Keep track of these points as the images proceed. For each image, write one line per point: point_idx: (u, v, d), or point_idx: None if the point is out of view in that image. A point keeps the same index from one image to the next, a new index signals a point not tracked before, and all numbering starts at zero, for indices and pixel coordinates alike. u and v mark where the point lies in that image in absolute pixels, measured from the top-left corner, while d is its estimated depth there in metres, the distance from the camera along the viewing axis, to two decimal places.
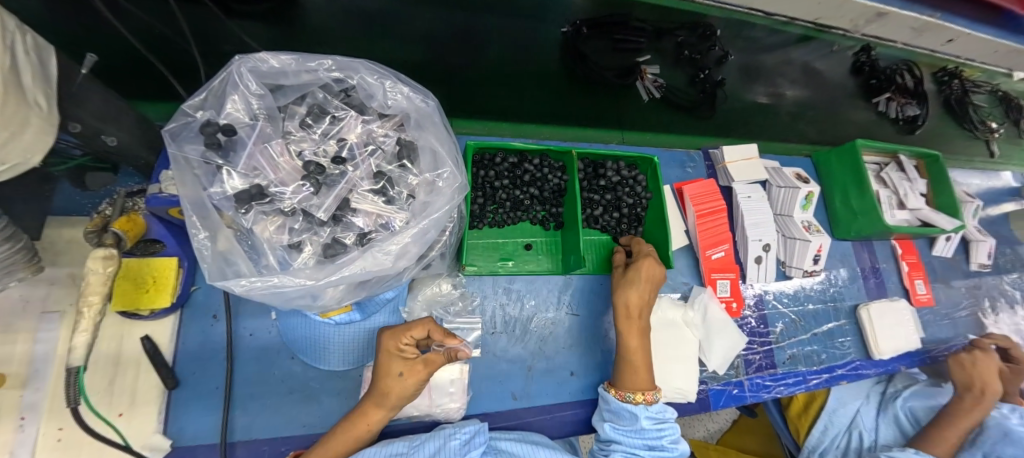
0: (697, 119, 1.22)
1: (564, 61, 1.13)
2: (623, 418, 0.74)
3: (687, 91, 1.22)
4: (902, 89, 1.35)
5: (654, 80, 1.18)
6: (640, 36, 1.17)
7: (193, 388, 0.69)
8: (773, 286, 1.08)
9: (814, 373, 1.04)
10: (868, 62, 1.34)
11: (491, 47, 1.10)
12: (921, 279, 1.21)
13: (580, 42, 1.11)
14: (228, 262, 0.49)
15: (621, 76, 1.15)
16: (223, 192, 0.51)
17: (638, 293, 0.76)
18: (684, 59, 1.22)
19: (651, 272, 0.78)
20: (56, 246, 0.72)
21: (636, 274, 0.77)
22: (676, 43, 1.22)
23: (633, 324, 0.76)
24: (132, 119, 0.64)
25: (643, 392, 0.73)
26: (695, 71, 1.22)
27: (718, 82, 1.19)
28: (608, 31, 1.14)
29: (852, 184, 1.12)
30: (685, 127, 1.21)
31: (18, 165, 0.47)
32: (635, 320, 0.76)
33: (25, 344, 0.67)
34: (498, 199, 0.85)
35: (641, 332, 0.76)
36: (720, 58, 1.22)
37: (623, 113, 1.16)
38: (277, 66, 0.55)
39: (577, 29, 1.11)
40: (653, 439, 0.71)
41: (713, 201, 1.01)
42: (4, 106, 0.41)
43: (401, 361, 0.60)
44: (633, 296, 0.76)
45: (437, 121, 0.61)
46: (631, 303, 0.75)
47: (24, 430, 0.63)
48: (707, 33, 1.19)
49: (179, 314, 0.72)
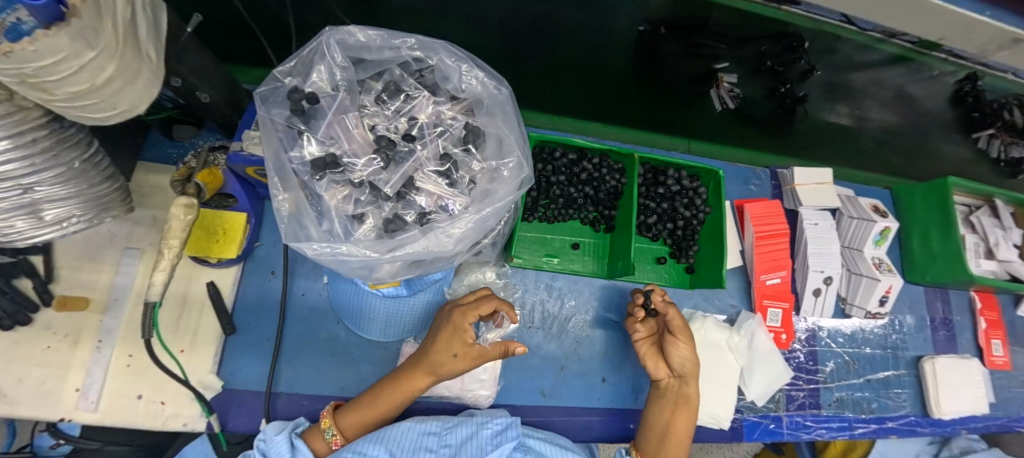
0: (767, 134, 1.25)
1: (637, 61, 1.10)
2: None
3: (762, 105, 1.21)
4: (1007, 127, 1.20)
5: (730, 89, 1.16)
6: (719, 42, 1.05)
7: (247, 337, 0.74)
8: (829, 323, 1.01)
9: (861, 421, 0.98)
10: (972, 92, 1.16)
11: (564, 36, 1.04)
12: (998, 339, 1.09)
13: (656, 43, 1.04)
14: (299, 225, 0.52)
15: (696, 82, 1.13)
16: (302, 158, 0.54)
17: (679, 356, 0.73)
18: (764, 70, 1.13)
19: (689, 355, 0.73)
20: (142, 188, 0.78)
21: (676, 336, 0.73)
22: (757, 52, 1.08)
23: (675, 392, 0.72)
24: (222, 79, 0.67)
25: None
26: (776, 84, 1.16)
27: (800, 99, 1.15)
28: (686, 34, 1.02)
29: (936, 225, 1.03)
30: (752, 141, 1.27)
31: (126, 112, 0.50)
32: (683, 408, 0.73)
33: (109, 274, 0.73)
34: (552, 194, 0.84)
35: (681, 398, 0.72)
36: (805, 73, 1.11)
37: (691, 123, 1.23)
38: (362, 40, 0.56)
39: (655, 28, 1.01)
40: None
41: (777, 224, 0.95)
42: (123, 55, 0.44)
43: (461, 345, 0.62)
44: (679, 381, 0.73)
45: (508, 110, 0.61)
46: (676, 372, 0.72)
47: (100, 352, 0.70)
48: (793, 45, 1.04)
49: (242, 266, 0.77)
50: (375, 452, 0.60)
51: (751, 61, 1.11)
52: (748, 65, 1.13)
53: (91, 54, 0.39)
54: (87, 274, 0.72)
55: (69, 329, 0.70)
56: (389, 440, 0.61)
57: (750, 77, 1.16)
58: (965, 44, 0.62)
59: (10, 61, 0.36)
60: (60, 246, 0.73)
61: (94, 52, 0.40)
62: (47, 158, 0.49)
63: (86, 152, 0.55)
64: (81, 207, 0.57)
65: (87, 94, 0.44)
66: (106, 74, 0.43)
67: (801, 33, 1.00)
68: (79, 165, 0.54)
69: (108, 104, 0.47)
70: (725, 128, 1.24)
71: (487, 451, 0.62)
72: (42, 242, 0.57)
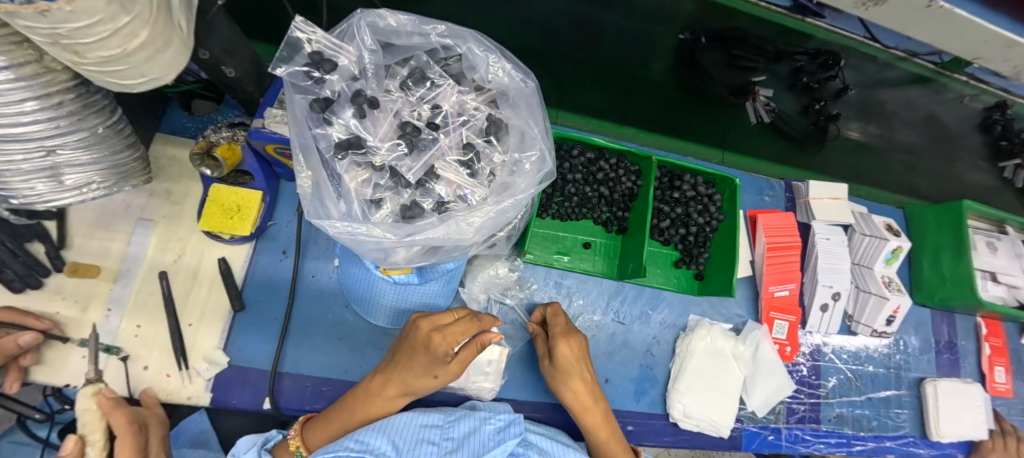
0: (799, 151, 1.24)
1: (677, 69, 1.14)
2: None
3: (798, 121, 1.22)
4: None
5: (766, 103, 1.17)
6: (758, 56, 1.10)
7: (254, 315, 0.74)
8: (834, 339, 1.01)
9: (860, 439, 0.98)
10: (1001, 121, 1.19)
11: (611, 37, 1.09)
12: (1002, 366, 1.09)
13: (696, 52, 1.08)
14: (321, 203, 0.52)
15: (734, 94, 1.14)
16: (326, 137, 0.54)
17: (579, 382, 0.69)
18: (800, 86, 1.17)
19: (579, 352, 0.70)
20: (159, 160, 0.77)
21: (567, 363, 0.69)
22: (793, 67, 1.14)
23: (592, 414, 0.69)
24: (247, 55, 0.67)
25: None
26: (810, 101, 1.19)
27: (833, 117, 1.17)
28: (727, 46, 1.08)
29: (947, 249, 1.03)
30: (783, 157, 1.24)
31: (155, 80, 0.50)
32: (589, 411, 0.68)
33: (122, 243, 0.73)
34: (566, 192, 0.83)
35: (603, 415, 0.69)
36: (838, 91, 1.16)
37: (725, 131, 1.22)
38: (394, 25, 0.56)
39: (696, 38, 1.07)
40: None
41: (789, 237, 0.94)
42: (156, 22, 0.43)
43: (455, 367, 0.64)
44: (576, 384, 0.68)
45: (534, 103, 0.60)
46: (578, 396, 0.68)
47: (109, 320, 0.69)
48: (829, 62, 1.09)
49: (254, 244, 0.77)
50: (377, 442, 0.59)
51: (786, 76, 1.16)
52: (784, 81, 1.17)
53: (126, 19, 0.39)
54: (100, 242, 0.72)
55: (77, 296, 0.70)
56: (391, 431, 0.61)
57: (785, 91, 1.19)
58: (996, 66, 0.61)
59: (45, 20, 0.36)
60: (75, 212, 0.73)
61: (128, 17, 0.39)
62: (73, 121, 0.49)
63: (109, 120, 0.54)
64: (100, 175, 0.57)
65: (116, 59, 0.43)
66: (138, 40, 0.43)
67: (835, 49, 1.07)
68: (103, 131, 0.53)
69: (136, 71, 0.47)
70: (757, 142, 1.23)
71: (489, 446, 0.62)
72: (60, 206, 0.56)
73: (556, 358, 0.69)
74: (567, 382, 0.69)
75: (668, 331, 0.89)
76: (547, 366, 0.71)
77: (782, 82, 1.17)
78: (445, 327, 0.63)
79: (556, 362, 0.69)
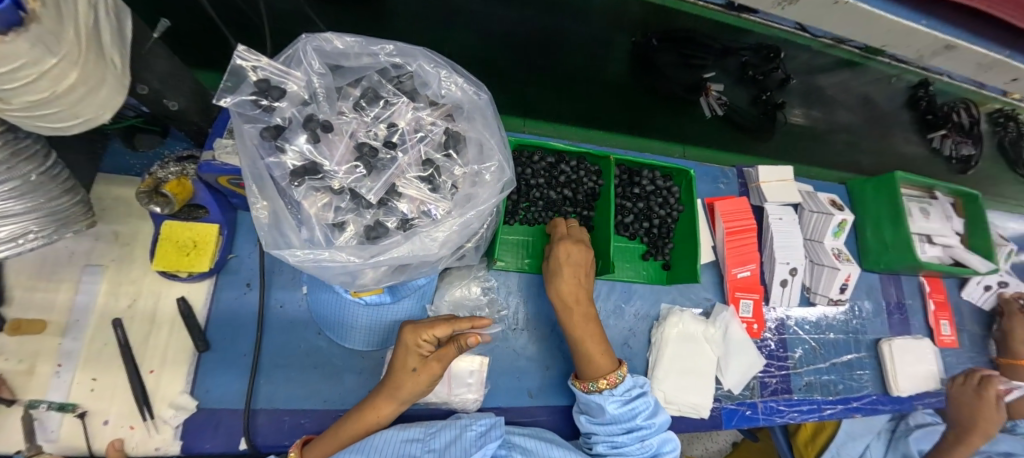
0: (754, 140, 1.35)
1: (634, 69, 1.19)
2: (593, 409, 0.73)
3: (748, 111, 1.30)
4: (958, 127, 1.36)
5: (718, 97, 1.25)
6: (708, 54, 1.15)
7: (222, 353, 0.72)
8: (796, 312, 1.06)
9: (829, 403, 1.03)
10: (926, 97, 1.32)
11: (568, 49, 1.14)
12: (947, 320, 1.18)
13: (650, 53, 1.14)
14: (280, 233, 0.51)
15: (689, 90, 1.22)
16: (280, 164, 0.53)
17: (566, 281, 0.74)
18: (747, 79, 1.24)
19: (572, 253, 0.76)
20: (104, 202, 0.74)
21: (559, 262, 0.75)
22: (740, 62, 1.20)
23: (573, 313, 0.74)
24: (191, 85, 0.65)
25: (606, 378, 0.71)
26: (758, 92, 1.27)
27: (779, 105, 1.25)
28: (678, 46, 1.13)
29: (886, 216, 1.11)
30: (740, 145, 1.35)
31: (90, 121, 0.48)
32: (575, 307, 0.74)
33: (69, 294, 0.69)
34: (531, 197, 0.85)
35: (584, 318, 0.74)
36: (782, 81, 1.23)
37: (687, 130, 1.31)
38: (340, 47, 0.56)
39: (648, 40, 1.12)
40: (628, 421, 0.70)
41: (745, 220, 0.99)
42: (87, 62, 0.42)
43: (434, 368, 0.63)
44: (563, 283, 0.74)
45: (489, 114, 0.62)
46: (563, 294, 0.74)
47: (60, 377, 0.65)
48: (770, 55, 1.17)
49: (214, 280, 0.74)
50: None
51: (733, 70, 1.22)
52: (732, 74, 1.24)
53: (52, 61, 0.38)
54: (44, 295, 0.68)
55: (24, 354, 0.65)
56: (371, 450, 0.61)
57: (734, 85, 1.26)
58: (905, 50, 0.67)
59: None
60: (12, 266, 0.68)
61: (55, 59, 0.38)
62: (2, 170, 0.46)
63: (43, 165, 0.51)
64: (37, 223, 0.54)
65: (45, 103, 0.41)
66: (67, 82, 0.41)
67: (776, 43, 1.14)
68: (36, 178, 0.50)
69: (67, 114, 0.45)
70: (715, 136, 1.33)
71: (471, 452, 0.62)
72: None
73: (551, 255, 0.77)
74: (559, 279, 0.75)
75: (642, 321, 0.92)
76: (545, 268, 0.79)
77: (730, 76, 1.24)
78: (427, 327, 0.63)
79: (550, 260, 0.77)
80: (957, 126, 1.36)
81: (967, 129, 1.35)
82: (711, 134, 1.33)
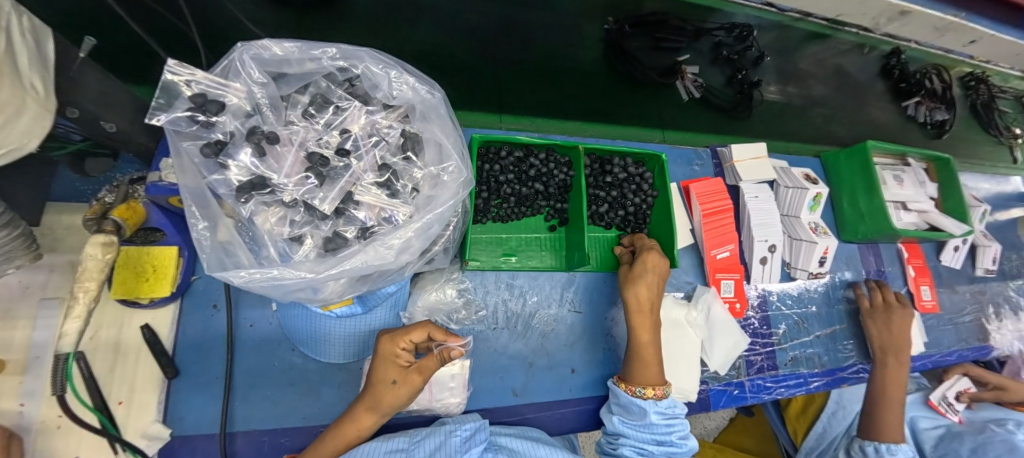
0: (734, 120, 1.31)
1: (608, 58, 1.18)
2: (633, 411, 0.73)
3: (724, 92, 1.29)
4: (931, 93, 1.38)
5: (694, 80, 1.24)
6: (680, 35, 1.18)
7: (193, 379, 0.69)
8: (776, 287, 1.07)
9: (815, 375, 1.04)
10: (897, 65, 1.36)
11: (537, 39, 1.14)
12: (926, 285, 1.20)
13: (623, 39, 1.14)
14: (229, 254, 0.49)
15: (663, 75, 1.20)
16: (226, 181, 0.51)
17: (646, 287, 0.77)
18: (721, 59, 1.25)
19: (658, 265, 0.79)
20: (56, 232, 0.70)
21: (646, 267, 0.78)
22: (713, 42, 1.23)
23: (644, 317, 0.76)
24: (131, 106, 0.63)
25: (654, 386, 0.72)
26: (733, 72, 1.27)
27: (755, 84, 1.24)
28: (651, 29, 1.16)
29: (861, 186, 1.11)
30: (714, 127, 1.30)
31: (15, 151, 0.45)
32: (647, 314, 0.76)
33: (25, 330, 0.65)
34: (502, 193, 0.84)
35: (652, 326, 0.75)
36: (756, 59, 1.25)
37: (664, 114, 1.26)
38: (280, 54, 0.53)
39: (620, 26, 1.13)
40: (661, 434, 0.71)
41: (720, 201, 0.99)
42: (1, 88, 0.39)
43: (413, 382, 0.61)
44: (642, 291, 0.76)
45: (443, 113, 0.60)
46: (640, 297, 0.76)
47: (24, 416, 0.62)
48: (743, 34, 1.21)
49: (179, 303, 0.72)
50: None
51: (707, 51, 1.25)
52: (706, 55, 1.25)
53: None
54: None
55: None
56: None
57: (710, 66, 1.27)
58: None
59: None
60: None
61: None
62: None
63: None
64: None
65: None
66: None
67: (747, 21, 1.18)
68: None
69: None
70: (691, 117, 1.28)
71: None
72: None
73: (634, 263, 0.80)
74: (638, 284, 0.77)
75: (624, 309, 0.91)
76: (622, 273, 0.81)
77: (705, 58, 1.25)
78: (404, 336, 0.62)
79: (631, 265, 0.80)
80: (930, 92, 1.38)
81: (940, 95, 1.38)
82: (689, 117, 1.28)
